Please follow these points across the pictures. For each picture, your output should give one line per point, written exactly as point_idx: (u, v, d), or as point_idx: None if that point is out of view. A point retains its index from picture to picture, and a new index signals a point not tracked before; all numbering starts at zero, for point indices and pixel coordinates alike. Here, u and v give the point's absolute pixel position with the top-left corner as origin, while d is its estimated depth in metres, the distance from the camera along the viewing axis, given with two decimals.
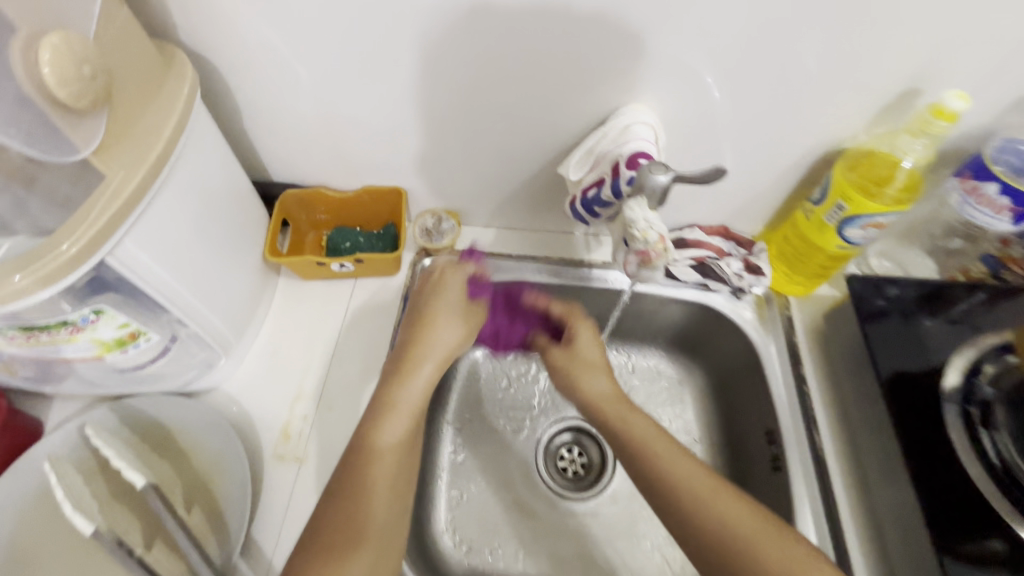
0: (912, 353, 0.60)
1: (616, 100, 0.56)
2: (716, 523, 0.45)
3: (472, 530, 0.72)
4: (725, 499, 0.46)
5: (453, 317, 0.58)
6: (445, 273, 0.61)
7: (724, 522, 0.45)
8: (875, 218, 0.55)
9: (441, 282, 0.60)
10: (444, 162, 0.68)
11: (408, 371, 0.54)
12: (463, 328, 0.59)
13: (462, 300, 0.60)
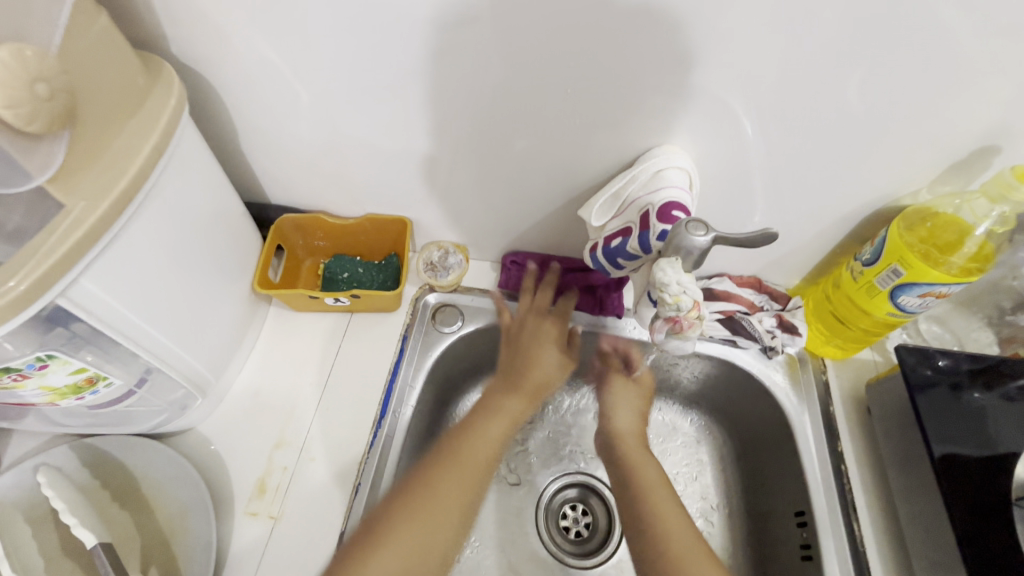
0: (968, 435, 0.53)
1: (649, 140, 0.50)
2: None
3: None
4: None
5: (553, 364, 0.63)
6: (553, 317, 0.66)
7: None
8: (935, 287, 0.49)
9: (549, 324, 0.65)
10: (454, 194, 0.62)
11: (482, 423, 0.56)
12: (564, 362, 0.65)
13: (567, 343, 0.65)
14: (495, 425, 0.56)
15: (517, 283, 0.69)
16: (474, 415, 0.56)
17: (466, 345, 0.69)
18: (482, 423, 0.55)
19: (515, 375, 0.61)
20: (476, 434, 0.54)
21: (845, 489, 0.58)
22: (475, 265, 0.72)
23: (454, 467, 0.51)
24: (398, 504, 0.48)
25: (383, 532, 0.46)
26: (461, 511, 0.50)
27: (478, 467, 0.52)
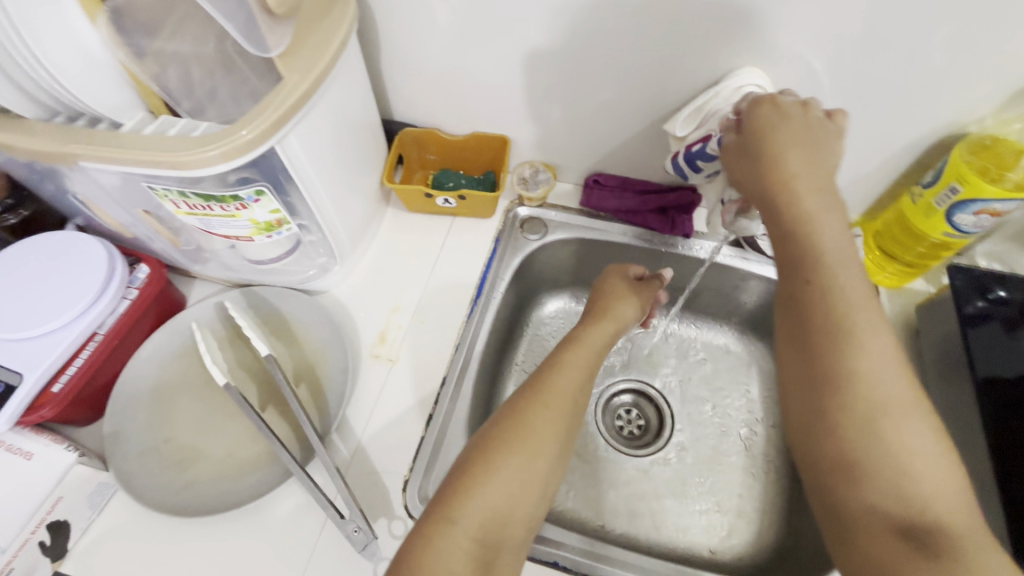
0: (1011, 358, 0.57)
1: (734, 63, 0.58)
2: (886, 444, 0.42)
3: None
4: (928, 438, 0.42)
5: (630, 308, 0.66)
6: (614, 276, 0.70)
7: (894, 448, 0.42)
8: (991, 204, 0.54)
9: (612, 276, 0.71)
10: (552, 116, 0.72)
11: (557, 367, 0.58)
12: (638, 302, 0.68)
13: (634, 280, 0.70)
14: (583, 356, 0.60)
15: (596, 201, 0.78)
16: (560, 352, 0.61)
17: (546, 253, 0.79)
18: (571, 361, 0.59)
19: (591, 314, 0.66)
20: (566, 366, 0.59)
21: None
22: (560, 187, 0.82)
23: (548, 399, 0.55)
24: (495, 445, 0.51)
25: (474, 478, 0.49)
26: (559, 443, 0.54)
27: (564, 399, 0.56)
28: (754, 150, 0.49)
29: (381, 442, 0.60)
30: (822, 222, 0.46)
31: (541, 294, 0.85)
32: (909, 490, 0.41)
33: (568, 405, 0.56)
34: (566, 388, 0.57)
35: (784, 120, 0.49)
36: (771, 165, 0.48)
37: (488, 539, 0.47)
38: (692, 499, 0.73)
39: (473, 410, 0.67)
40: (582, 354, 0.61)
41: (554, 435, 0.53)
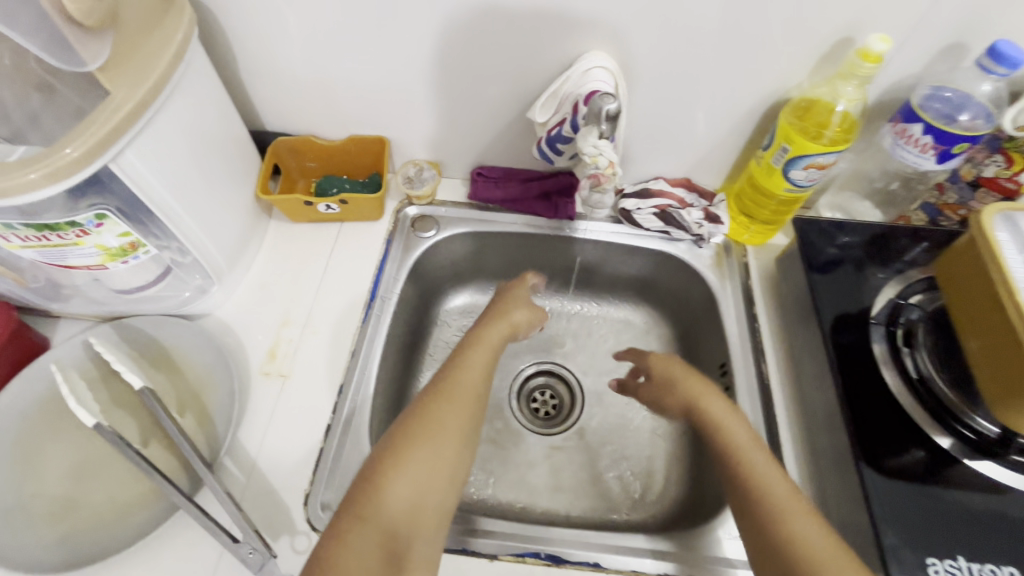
0: (848, 294, 0.62)
1: (579, 48, 0.61)
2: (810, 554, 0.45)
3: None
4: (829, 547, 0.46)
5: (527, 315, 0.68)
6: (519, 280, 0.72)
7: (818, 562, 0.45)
8: (815, 158, 0.60)
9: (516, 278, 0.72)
10: (423, 112, 0.73)
11: (467, 359, 0.59)
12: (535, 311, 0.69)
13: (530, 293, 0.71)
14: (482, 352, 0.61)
15: (481, 192, 0.79)
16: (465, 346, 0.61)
17: (441, 249, 0.80)
18: (476, 353, 0.60)
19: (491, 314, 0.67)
20: (467, 360, 0.59)
21: (756, 337, 0.69)
22: (447, 182, 0.83)
23: (449, 392, 0.56)
24: (399, 442, 0.51)
25: (382, 479, 0.49)
26: (468, 427, 0.55)
27: (469, 388, 0.57)
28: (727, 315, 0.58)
29: (278, 460, 0.59)
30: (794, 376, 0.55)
31: (445, 291, 0.86)
32: (797, 519, 0.47)
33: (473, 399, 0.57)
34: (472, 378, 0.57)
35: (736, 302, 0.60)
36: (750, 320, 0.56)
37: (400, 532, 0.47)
38: (607, 468, 0.76)
39: (377, 413, 0.66)
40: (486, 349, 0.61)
41: (459, 428, 0.54)
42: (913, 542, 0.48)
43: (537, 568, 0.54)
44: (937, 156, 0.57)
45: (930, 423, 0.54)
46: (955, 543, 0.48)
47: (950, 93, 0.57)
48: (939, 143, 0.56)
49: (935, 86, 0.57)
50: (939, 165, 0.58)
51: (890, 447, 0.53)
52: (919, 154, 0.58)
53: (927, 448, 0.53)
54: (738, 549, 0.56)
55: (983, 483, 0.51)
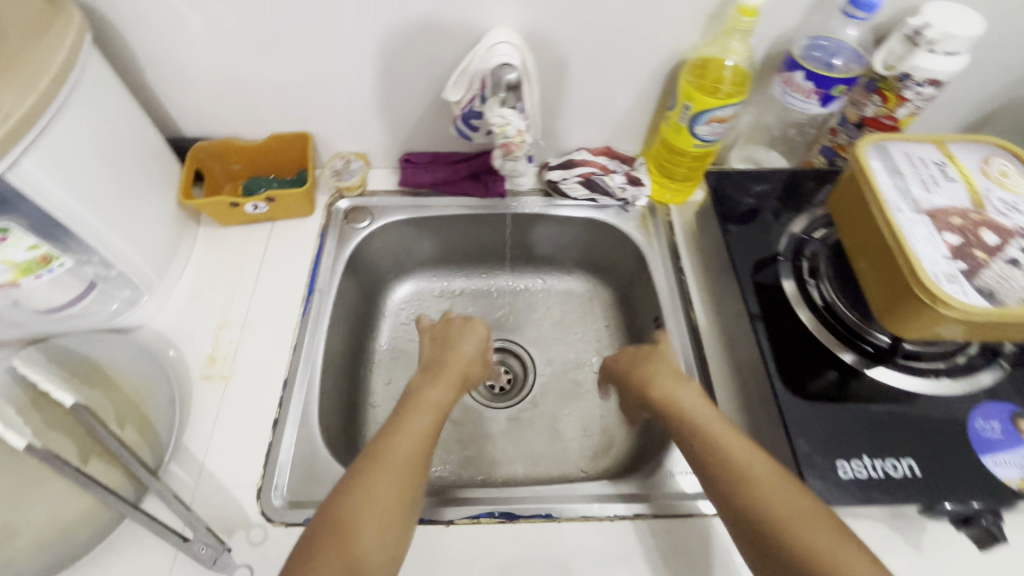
0: (759, 238, 0.66)
1: (482, 26, 0.63)
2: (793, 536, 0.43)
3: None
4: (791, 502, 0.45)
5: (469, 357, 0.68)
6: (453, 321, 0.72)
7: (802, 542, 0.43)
8: (715, 111, 0.64)
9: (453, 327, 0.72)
10: (341, 103, 0.73)
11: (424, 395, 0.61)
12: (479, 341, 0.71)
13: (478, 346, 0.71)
14: (426, 415, 0.58)
15: (411, 178, 0.80)
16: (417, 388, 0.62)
17: (378, 239, 0.81)
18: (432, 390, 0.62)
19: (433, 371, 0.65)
20: (408, 426, 0.56)
21: (683, 287, 0.73)
22: (377, 173, 0.83)
23: (383, 461, 0.52)
24: (372, 469, 0.51)
25: (355, 507, 0.48)
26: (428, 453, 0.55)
27: (407, 455, 0.53)
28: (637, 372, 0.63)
29: (226, 459, 0.58)
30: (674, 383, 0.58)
31: (390, 281, 0.87)
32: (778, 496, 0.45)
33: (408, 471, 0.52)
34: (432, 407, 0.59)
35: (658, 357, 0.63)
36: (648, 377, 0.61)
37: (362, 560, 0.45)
38: (562, 431, 0.79)
39: (326, 403, 0.67)
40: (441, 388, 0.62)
41: (399, 501, 0.50)
42: (823, 447, 0.51)
43: (492, 526, 0.56)
44: (820, 99, 0.62)
45: (836, 343, 0.58)
46: (861, 446, 0.51)
47: (825, 41, 0.61)
48: (819, 87, 0.61)
49: (813, 36, 0.62)
50: (823, 109, 0.63)
51: (807, 372, 0.56)
52: (804, 99, 0.62)
53: (838, 368, 0.56)
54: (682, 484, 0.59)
55: (889, 390, 0.54)
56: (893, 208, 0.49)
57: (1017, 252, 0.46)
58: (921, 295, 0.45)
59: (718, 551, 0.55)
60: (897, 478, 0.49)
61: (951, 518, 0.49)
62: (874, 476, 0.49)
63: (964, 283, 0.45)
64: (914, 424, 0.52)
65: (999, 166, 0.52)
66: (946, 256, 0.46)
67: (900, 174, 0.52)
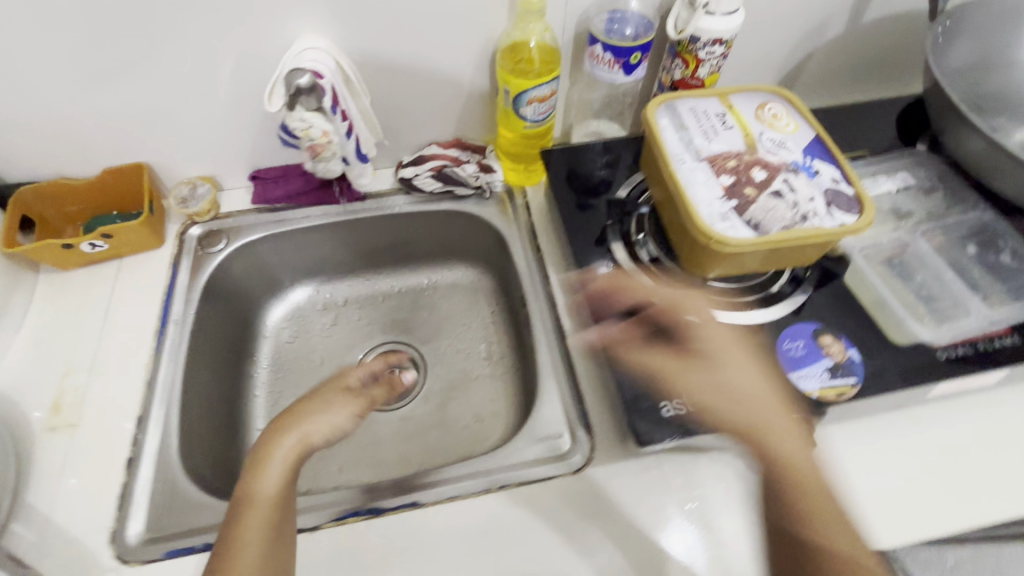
0: (592, 206, 0.70)
1: (292, 37, 0.65)
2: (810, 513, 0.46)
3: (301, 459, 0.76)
4: (818, 494, 0.46)
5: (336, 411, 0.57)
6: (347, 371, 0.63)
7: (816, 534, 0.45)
8: (531, 92, 0.67)
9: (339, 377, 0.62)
10: (167, 129, 0.72)
11: (281, 437, 0.54)
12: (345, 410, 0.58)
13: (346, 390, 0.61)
14: (275, 470, 0.52)
15: (262, 194, 0.79)
16: (271, 432, 0.55)
17: (239, 260, 0.79)
18: (280, 433, 0.55)
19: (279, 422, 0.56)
20: (266, 467, 0.52)
21: (541, 263, 0.75)
22: (230, 194, 0.81)
23: (240, 538, 0.48)
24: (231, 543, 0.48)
25: None
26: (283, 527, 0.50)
27: (266, 518, 0.49)
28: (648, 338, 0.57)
29: (76, 507, 0.56)
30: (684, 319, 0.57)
31: (264, 302, 0.85)
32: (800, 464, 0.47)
33: (277, 516, 0.50)
34: (267, 484, 0.51)
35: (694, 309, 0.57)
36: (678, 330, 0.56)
37: None
38: (454, 421, 0.80)
39: (192, 433, 0.65)
40: (294, 435, 0.55)
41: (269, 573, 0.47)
42: (653, 389, 0.54)
43: (359, 524, 0.57)
44: (623, 69, 0.65)
45: (660, 294, 0.61)
46: (682, 383, 0.54)
47: (623, 15, 0.66)
48: (618, 57, 0.64)
49: (612, 11, 0.67)
50: (629, 78, 0.66)
51: (639, 326, 0.58)
52: (610, 70, 0.66)
53: (668, 317, 0.59)
54: (549, 449, 0.62)
55: (712, 328, 0.58)
56: (676, 160, 0.53)
57: (781, 184, 0.51)
58: (702, 238, 0.49)
59: (580, 506, 0.57)
60: (714, 406, 0.52)
61: None
62: (696, 408, 0.52)
63: (735, 220, 0.49)
64: (730, 354, 0.56)
65: (772, 110, 0.57)
66: (720, 197, 0.50)
67: (685, 128, 0.56)
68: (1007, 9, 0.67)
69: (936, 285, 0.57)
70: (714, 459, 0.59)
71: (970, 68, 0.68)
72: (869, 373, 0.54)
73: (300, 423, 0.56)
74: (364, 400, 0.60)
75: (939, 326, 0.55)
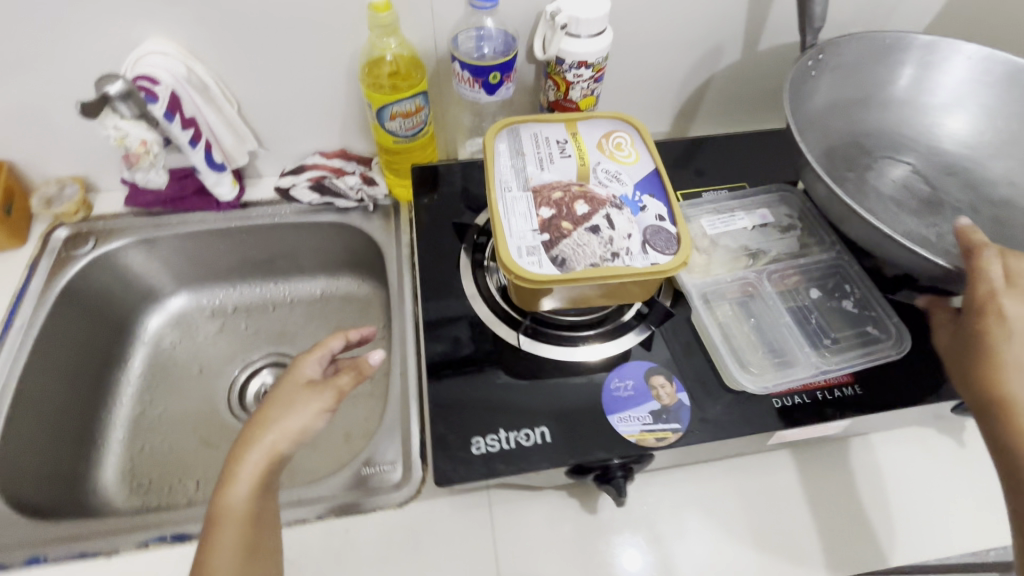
0: (456, 227, 0.68)
1: (141, 42, 0.63)
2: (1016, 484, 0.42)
3: (154, 473, 0.71)
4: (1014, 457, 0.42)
5: (301, 408, 0.48)
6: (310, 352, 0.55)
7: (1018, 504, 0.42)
8: (392, 107, 0.65)
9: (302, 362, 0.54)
10: (23, 127, 0.69)
11: (247, 446, 0.46)
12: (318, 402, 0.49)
13: (313, 376, 0.52)
14: (240, 492, 0.44)
15: (135, 198, 0.76)
16: (236, 444, 0.47)
17: (108, 263, 0.76)
18: (246, 444, 0.46)
19: (247, 432, 0.47)
20: (234, 481, 0.44)
21: (413, 282, 0.73)
22: (105, 196, 0.79)
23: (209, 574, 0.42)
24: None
25: None
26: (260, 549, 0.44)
27: (236, 554, 0.42)
28: (249, 431, 0.47)
29: None
30: (289, 416, 0.47)
31: (143, 307, 0.83)
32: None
33: (247, 542, 0.43)
34: (241, 488, 0.44)
35: (289, 405, 0.48)
36: (247, 425, 0.48)
37: None
38: (322, 440, 0.75)
39: (20, 443, 0.63)
40: (257, 451, 0.46)
41: None
42: (468, 423, 0.52)
43: (161, 550, 0.53)
44: (483, 88, 0.63)
45: (501, 321, 0.59)
46: (499, 420, 0.52)
47: (489, 33, 0.65)
48: (476, 75, 0.62)
49: (479, 28, 0.65)
50: (491, 97, 0.64)
51: (473, 357, 0.57)
52: (471, 89, 0.64)
53: (506, 348, 0.57)
54: (381, 477, 0.59)
55: (546, 363, 0.56)
56: (501, 188, 0.51)
57: (600, 219, 0.49)
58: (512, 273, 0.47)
59: (398, 541, 0.55)
60: (525, 447, 0.50)
61: (592, 475, 0.50)
62: (507, 447, 0.50)
63: (542, 254, 0.47)
64: (555, 391, 0.54)
65: (617, 140, 0.56)
66: (534, 230, 0.48)
67: (521, 154, 0.54)
68: (881, 45, 0.64)
69: (769, 331, 0.55)
70: (546, 496, 0.57)
71: (841, 105, 0.67)
72: (694, 420, 0.52)
73: (268, 429, 0.47)
74: (333, 393, 0.50)
75: (770, 371, 0.52)
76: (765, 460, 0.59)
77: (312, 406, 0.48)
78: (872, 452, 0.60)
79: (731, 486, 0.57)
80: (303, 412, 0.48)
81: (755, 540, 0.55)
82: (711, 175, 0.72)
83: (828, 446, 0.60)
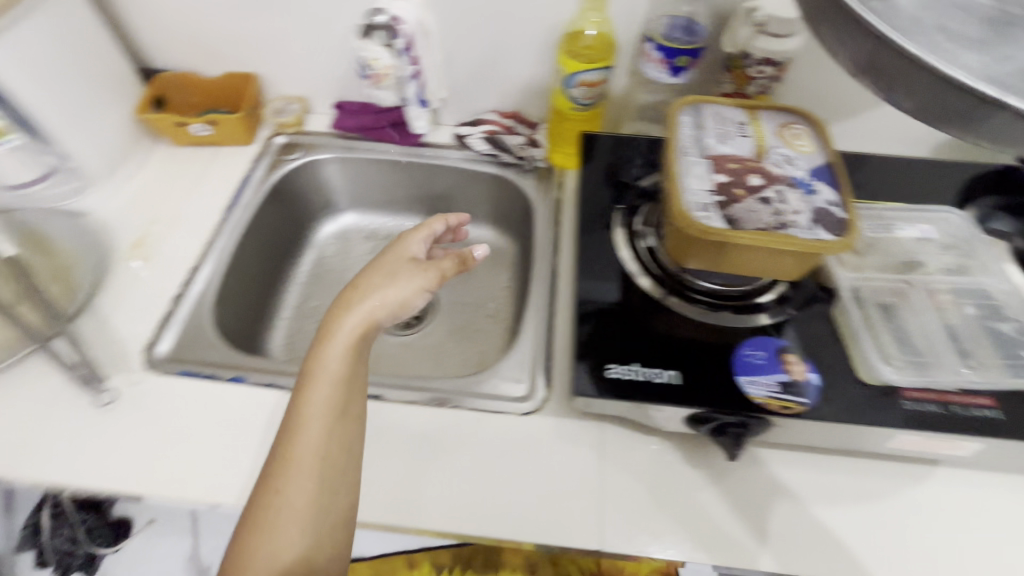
0: (611, 192, 0.75)
1: None
2: None
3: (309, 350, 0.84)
4: None
5: (399, 283, 0.54)
6: (406, 238, 0.61)
7: None
8: (581, 75, 0.73)
9: (400, 245, 0.60)
10: (279, 49, 0.86)
11: (344, 311, 0.52)
12: (416, 280, 0.55)
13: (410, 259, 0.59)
14: (340, 348, 0.50)
15: (340, 122, 0.90)
16: (336, 308, 0.53)
17: (308, 171, 0.91)
18: (349, 306, 0.53)
19: (345, 296, 0.54)
20: (332, 340, 0.51)
21: (558, 235, 0.80)
22: (316, 117, 0.94)
23: (303, 423, 0.47)
24: (292, 428, 0.47)
25: (276, 480, 0.45)
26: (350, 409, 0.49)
27: (326, 407, 0.48)
28: (353, 293, 0.54)
29: (128, 320, 0.69)
30: (392, 286, 0.54)
31: (320, 215, 0.98)
32: None
33: (338, 394, 0.48)
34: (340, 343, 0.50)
35: (388, 280, 0.55)
36: (348, 291, 0.54)
37: (321, 519, 0.44)
38: (447, 359, 0.86)
39: (229, 295, 0.78)
40: (355, 315, 0.52)
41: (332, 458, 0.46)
42: (608, 351, 0.58)
43: None
44: (669, 70, 0.69)
45: (647, 276, 0.65)
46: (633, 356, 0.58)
47: (682, 21, 0.71)
48: (666, 56, 0.68)
49: (673, 16, 0.72)
50: (673, 79, 0.70)
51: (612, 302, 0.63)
52: (657, 69, 0.70)
53: (644, 301, 0.63)
54: (507, 389, 0.67)
55: (681, 320, 0.61)
56: (681, 152, 0.57)
57: (772, 193, 0.53)
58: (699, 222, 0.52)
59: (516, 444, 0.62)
60: (656, 383, 0.56)
61: (709, 426, 0.54)
62: (638, 379, 0.56)
63: (714, 212, 0.52)
64: (687, 346, 0.59)
65: (793, 131, 0.59)
66: (709, 191, 0.54)
67: (701, 128, 0.59)
68: None
69: (914, 336, 0.57)
70: (654, 443, 0.62)
71: None
72: (821, 400, 0.54)
73: (369, 296, 0.53)
74: (433, 275, 0.57)
75: (909, 370, 0.55)
76: (878, 468, 0.60)
77: (415, 282, 0.55)
78: (998, 492, 0.58)
79: (840, 482, 0.59)
80: (406, 285, 0.55)
81: (859, 537, 0.55)
82: (870, 190, 0.73)
83: (948, 473, 0.60)
